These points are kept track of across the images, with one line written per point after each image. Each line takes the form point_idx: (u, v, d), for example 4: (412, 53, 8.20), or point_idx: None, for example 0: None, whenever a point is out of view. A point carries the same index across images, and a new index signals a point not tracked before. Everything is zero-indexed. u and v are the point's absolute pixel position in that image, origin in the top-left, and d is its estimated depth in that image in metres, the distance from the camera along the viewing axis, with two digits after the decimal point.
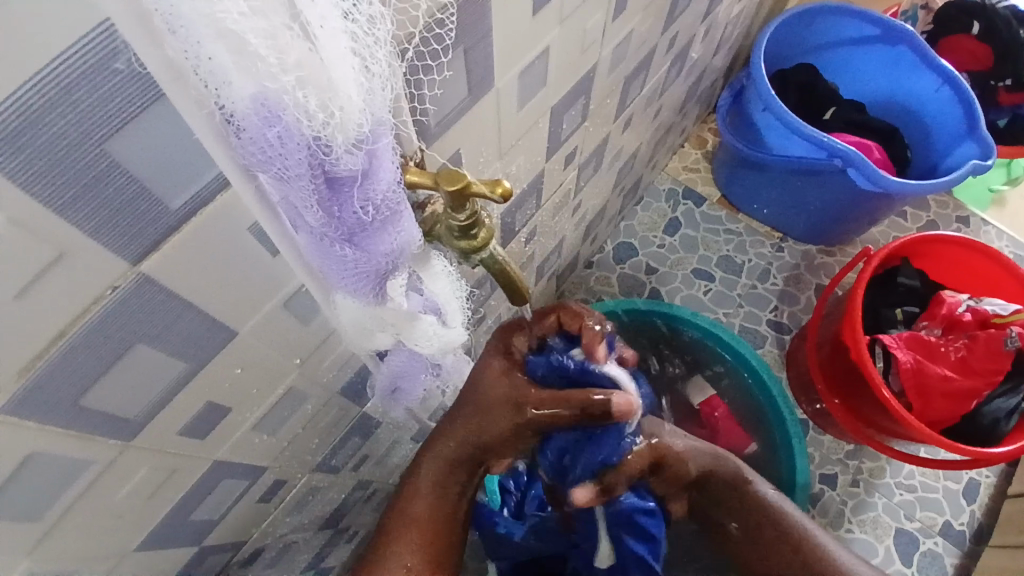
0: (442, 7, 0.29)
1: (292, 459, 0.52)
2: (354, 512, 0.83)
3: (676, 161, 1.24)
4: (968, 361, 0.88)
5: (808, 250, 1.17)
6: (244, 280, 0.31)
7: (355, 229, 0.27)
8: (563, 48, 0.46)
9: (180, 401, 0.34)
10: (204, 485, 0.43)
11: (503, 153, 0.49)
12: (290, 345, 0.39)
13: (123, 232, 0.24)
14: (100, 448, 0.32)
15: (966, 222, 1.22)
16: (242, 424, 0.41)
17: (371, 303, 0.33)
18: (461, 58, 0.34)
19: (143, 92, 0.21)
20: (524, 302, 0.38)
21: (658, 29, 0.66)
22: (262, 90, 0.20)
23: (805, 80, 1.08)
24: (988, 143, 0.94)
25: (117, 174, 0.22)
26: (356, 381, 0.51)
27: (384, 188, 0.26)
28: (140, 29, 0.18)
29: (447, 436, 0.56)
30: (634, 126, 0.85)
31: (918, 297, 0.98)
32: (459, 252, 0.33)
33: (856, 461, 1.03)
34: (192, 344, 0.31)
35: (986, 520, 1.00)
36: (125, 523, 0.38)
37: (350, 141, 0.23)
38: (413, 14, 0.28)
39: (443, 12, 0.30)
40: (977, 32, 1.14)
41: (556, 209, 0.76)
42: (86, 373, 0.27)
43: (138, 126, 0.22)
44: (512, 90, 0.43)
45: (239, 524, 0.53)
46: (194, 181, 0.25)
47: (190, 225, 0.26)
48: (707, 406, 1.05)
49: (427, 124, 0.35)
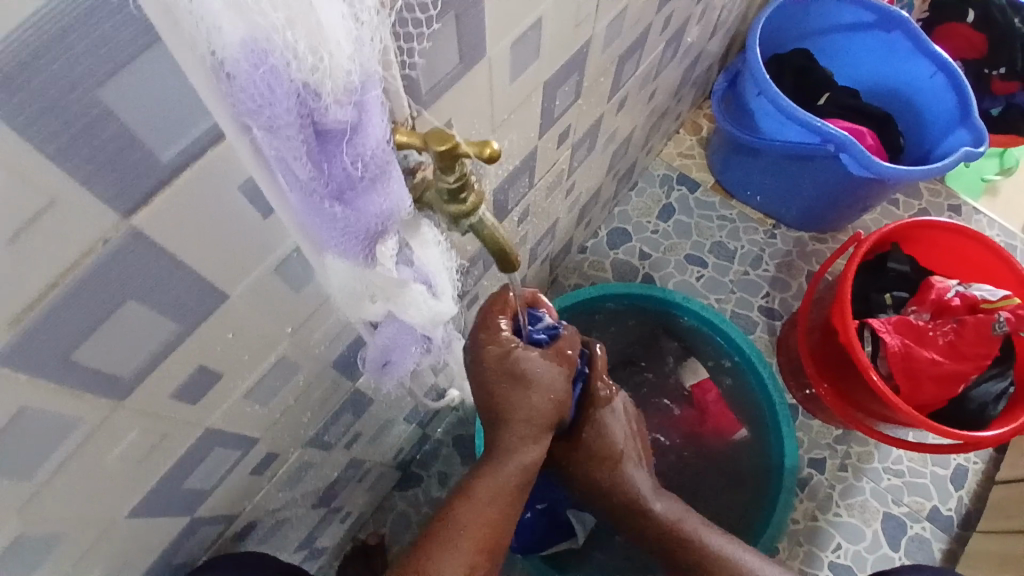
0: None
1: (284, 433, 0.53)
2: (346, 492, 0.83)
3: (671, 147, 1.24)
4: (957, 345, 0.89)
5: (800, 237, 1.17)
6: (235, 241, 0.31)
7: (346, 186, 0.27)
8: (556, 20, 0.46)
9: (170, 363, 0.34)
10: (195, 453, 0.43)
11: (495, 127, 0.49)
12: (282, 312, 0.39)
13: (116, 182, 0.24)
14: (90, 407, 0.32)
15: (958, 211, 1.23)
16: (233, 393, 0.42)
17: (361, 265, 0.33)
18: (452, 22, 0.34)
19: (138, 36, 0.21)
20: (514, 271, 0.38)
21: (653, 8, 0.66)
22: (252, 33, 0.20)
23: (800, 65, 1.08)
24: (981, 129, 0.94)
25: (109, 122, 0.22)
26: (347, 354, 0.51)
27: (373, 143, 0.26)
28: None
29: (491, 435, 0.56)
30: (628, 108, 0.85)
31: (908, 283, 0.98)
32: (450, 217, 0.33)
33: (845, 446, 1.04)
34: (182, 305, 0.32)
35: (973, 506, 1.02)
36: (117, 487, 0.39)
37: (339, 91, 0.23)
38: None
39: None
40: (973, 20, 1.15)
41: (549, 189, 0.76)
42: (76, 327, 0.27)
43: (132, 71, 0.22)
44: (504, 61, 0.43)
45: (230, 497, 0.53)
46: (186, 133, 0.25)
47: (180, 180, 0.26)
48: (698, 389, 1.06)
49: (418, 87, 0.35)
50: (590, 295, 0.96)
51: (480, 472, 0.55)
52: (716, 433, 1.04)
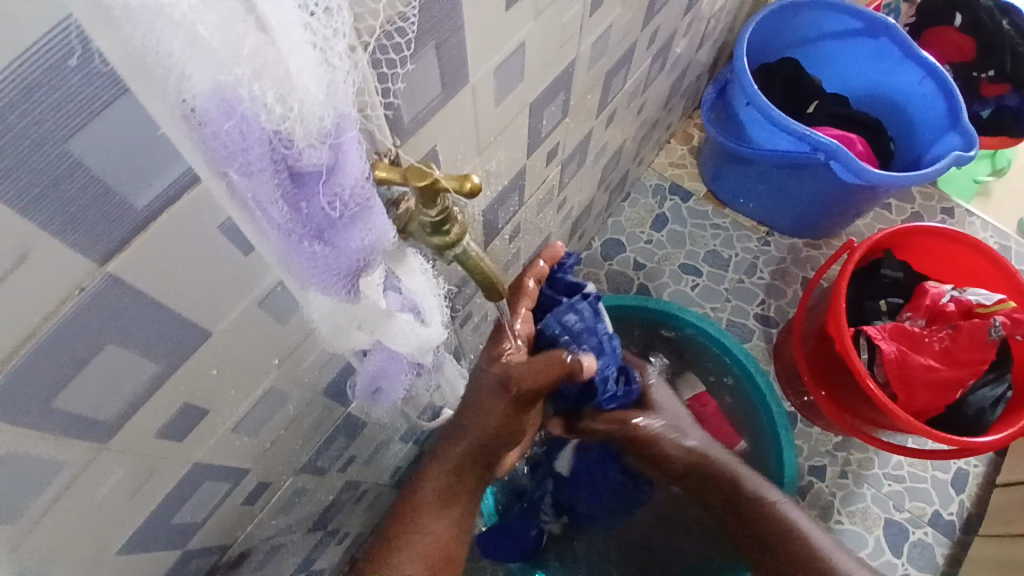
0: (403, 10, 0.29)
1: (275, 461, 0.52)
2: (343, 514, 0.82)
3: (662, 157, 1.24)
4: (952, 351, 0.89)
5: (794, 244, 1.17)
6: (216, 279, 0.31)
7: (324, 225, 0.26)
8: (540, 41, 0.46)
9: (155, 402, 0.34)
10: (185, 487, 0.42)
11: (482, 150, 0.49)
12: (267, 345, 0.39)
13: (91, 229, 0.24)
14: (74, 450, 0.31)
15: (950, 213, 1.23)
16: (222, 426, 0.41)
17: (345, 300, 0.32)
18: (432, 51, 0.34)
19: (105, 88, 0.21)
20: (500, 299, 0.38)
21: (639, 23, 0.66)
22: (219, 85, 0.20)
23: (789, 73, 1.08)
24: (970, 134, 0.94)
25: (80, 172, 0.22)
26: (339, 380, 0.51)
27: (351, 183, 0.25)
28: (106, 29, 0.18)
29: (445, 444, 0.58)
30: (618, 121, 0.84)
31: (901, 289, 0.99)
32: (433, 248, 0.32)
33: (845, 452, 1.04)
34: (164, 345, 0.31)
35: (975, 510, 1.01)
36: (105, 526, 0.38)
37: (312, 135, 0.23)
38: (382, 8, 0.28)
39: (405, 7, 0.29)
40: (961, 24, 1.15)
41: (540, 205, 0.76)
42: (58, 373, 0.27)
43: (101, 123, 0.21)
44: (488, 85, 0.43)
45: (224, 527, 0.52)
46: (158, 178, 0.25)
47: (156, 224, 0.26)
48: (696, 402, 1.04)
49: (400, 118, 0.35)
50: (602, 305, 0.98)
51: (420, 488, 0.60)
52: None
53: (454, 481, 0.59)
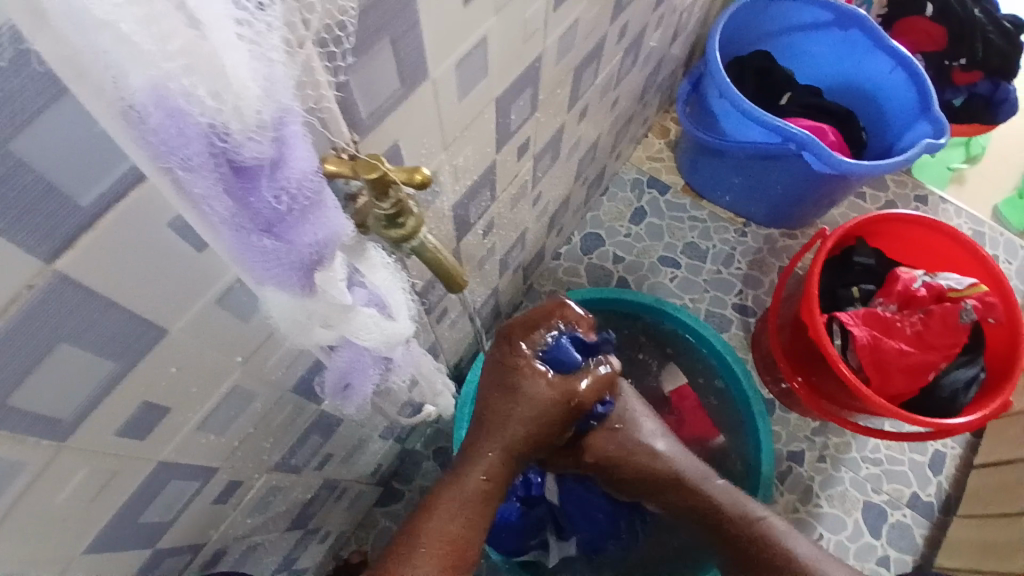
0: (340, 11, 0.28)
1: (245, 460, 0.52)
2: (324, 512, 0.82)
3: (640, 150, 1.25)
4: (924, 335, 0.91)
5: (770, 234, 1.18)
6: (171, 276, 0.31)
7: (274, 219, 0.26)
8: (502, 36, 0.46)
9: (113, 399, 0.34)
10: (151, 486, 0.42)
11: (448, 145, 0.49)
12: (228, 343, 0.39)
13: (34, 229, 0.24)
14: (33, 449, 0.31)
15: (924, 201, 1.24)
16: (186, 424, 0.41)
17: (299, 294, 0.32)
18: (387, 46, 0.34)
19: (45, 87, 0.21)
20: (460, 291, 0.38)
21: (607, 17, 0.66)
22: (151, 81, 0.20)
23: (761, 65, 1.09)
24: (941, 121, 0.96)
25: (24, 171, 0.22)
26: (308, 376, 0.51)
27: (297, 176, 0.25)
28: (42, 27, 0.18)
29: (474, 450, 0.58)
30: (591, 116, 0.85)
31: (873, 275, 1.00)
32: (391, 241, 0.32)
33: (822, 438, 1.05)
34: (119, 341, 0.31)
35: (952, 491, 1.03)
36: (70, 526, 0.38)
37: (249, 127, 0.23)
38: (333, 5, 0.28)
39: (343, 15, 0.29)
40: (932, 14, 1.16)
41: (513, 200, 0.76)
42: (12, 371, 0.27)
43: (41, 122, 0.21)
44: (450, 79, 0.43)
45: (195, 526, 0.52)
46: (104, 175, 0.25)
47: (103, 221, 0.26)
48: (677, 395, 1.05)
49: (357, 112, 0.35)
50: (592, 295, 0.99)
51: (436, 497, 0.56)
52: (695, 440, 1.02)
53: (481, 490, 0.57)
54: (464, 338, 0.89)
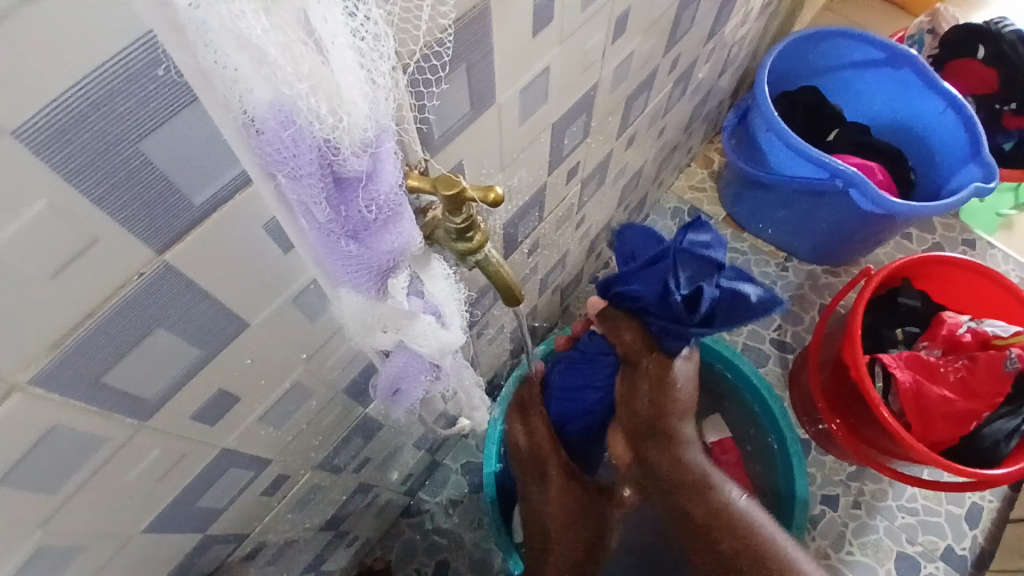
0: (441, 27, 0.31)
1: (295, 456, 0.55)
2: (355, 516, 0.84)
3: (683, 179, 1.26)
4: (968, 382, 0.90)
5: (812, 270, 1.17)
6: (257, 275, 0.34)
7: (360, 226, 0.29)
8: (564, 65, 0.49)
9: (193, 385, 0.36)
10: (210, 473, 0.45)
11: (505, 166, 0.51)
12: (296, 340, 0.41)
13: (150, 222, 0.27)
14: (116, 426, 0.34)
15: (971, 246, 1.22)
16: (249, 415, 0.44)
17: (372, 298, 0.34)
18: (462, 74, 0.37)
19: (176, 97, 0.24)
20: (516, 305, 0.40)
21: (660, 50, 0.68)
22: (278, 98, 0.23)
23: (810, 101, 1.10)
24: (991, 165, 0.95)
25: (148, 169, 0.25)
26: (359, 381, 0.53)
27: (387, 189, 0.28)
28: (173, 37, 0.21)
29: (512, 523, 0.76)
30: (638, 143, 0.87)
31: (918, 317, 0.99)
32: (457, 253, 0.35)
33: (858, 483, 1.03)
34: (205, 333, 0.34)
35: (987, 545, 0.99)
36: (134, 504, 0.40)
37: (356, 144, 0.25)
38: (441, 23, 0.31)
39: (442, 34, 0.31)
40: (984, 57, 1.16)
41: (559, 222, 0.78)
42: (110, 352, 0.30)
43: (167, 126, 0.24)
44: (514, 105, 0.45)
45: (242, 517, 0.55)
46: (215, 178, 0.28)
47: (207, 222, 0.29)
48: (718, 447, 1.01)
49: (431, 134, 0.38)
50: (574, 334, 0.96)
51: None
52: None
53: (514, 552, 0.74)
54: (501, 354, 0.91)
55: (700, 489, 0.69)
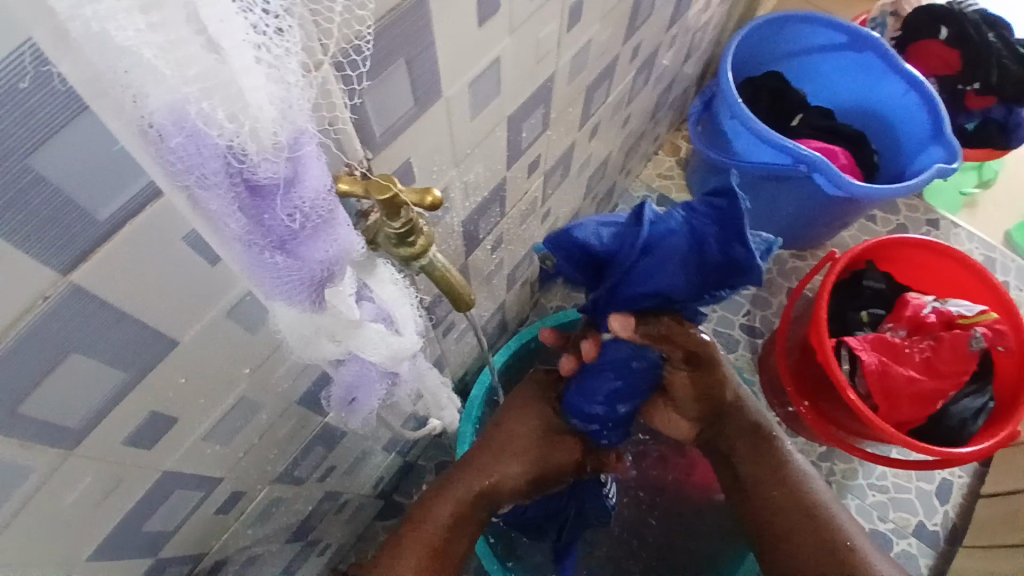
0: (360, 19, 0.28)
1: (249, 470, 0.53)
2: (324, 524, 0.82)
3: (650, 168, 1.25)
4: (933, 362, 0.90)
5: (780, 255, 1.18)
6: (183, 290, 0.32)
7: (286, 236, 0.27)
8: (516, 56, 0.47)
9: (124, 408, 0.34)
10: (155, 495, 0.43)
11: (459, 161, 0.49)
12: (237, 354, 0.39)
13: (51, 241, 0.24)
14: (40, 456, 0.31)
15: (935, 225, 1.24)
16: (193, 434, 0.41)
17: (311, 309, 0.32)
18: (400, 68, 0.34)
19: (64, 106, 0.21)
20: (467, 310, 0.38)
21: (620, 38, 0.67)
22: (169, 103, 0.20)
23: (773, 86, 1.09)
24: (953, 146, 0.95)
25: (42, 186, 0.23)
26: (313, 389, 0.51)
27: (312, 196, 0.26)
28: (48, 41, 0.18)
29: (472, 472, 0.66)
30: (602, 133, 0.85)
31: (883, 299, 1.00)
32: (400, 259, 0.33)
33: (829, 464, 1.04)
34: (130, 353, 0.32)
35: (959, 520, 1.01)
36: (72, 535, 0.38)
37: (267, 149, 0.23)
38: (361, 14, 0.28)
39: (362, 29, 0.29)
40: (945, 37, 1.16)
41: (523, 216, 0.76)
42: (22, 380, 0.27)
43: (57, 138, 0.22)
44: (463, 98, 0.43)
45: (196, 536, 0.52)
46: (121, 191, 0.25)
47: (118, 237, 0.26)
48: None
49: (371, 133, 0.36)
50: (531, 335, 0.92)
51: (424, 513, 0.62)
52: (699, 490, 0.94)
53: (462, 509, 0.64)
54: (469, 351, 0.89)
55: (759, 441, 0.71)
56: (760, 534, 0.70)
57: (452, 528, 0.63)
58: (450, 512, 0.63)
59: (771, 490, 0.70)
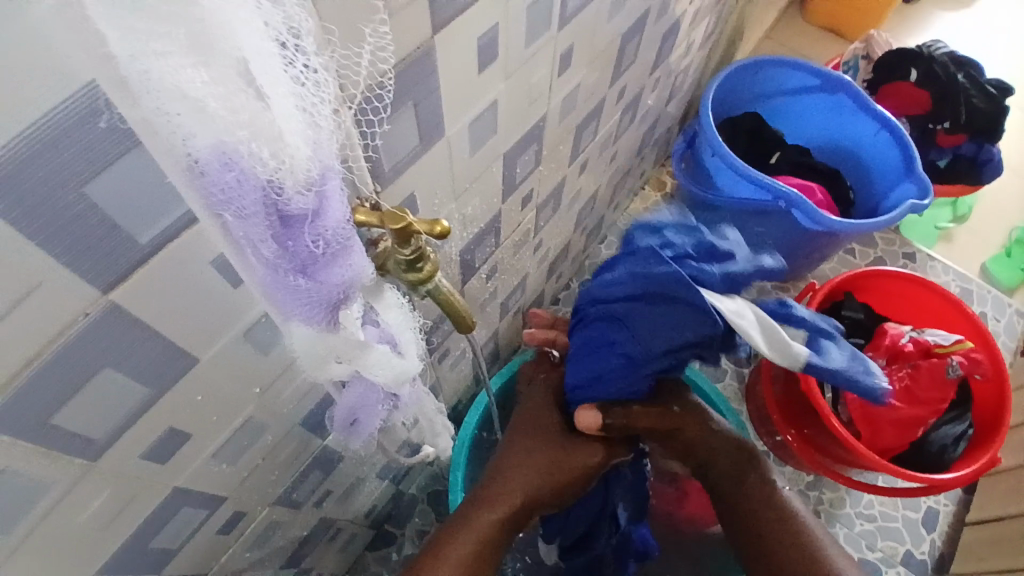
0: (381, 71, 0.32)
1: (251, 492, 0.54)
2: (317, 552, 0.82)
3: (637, 203, 1.29)
4: (913, 390, 0.93)
5: (763, 286, 1.22)
6: (206, 310, 0.34)
7: (308, 261, 0.30)
8: (511, 98, 0.51)
9: (143, 424, 0.36)
10: (165, 512, 0.44)
11: (458, 195, 0.53)
12: (249, 375, 0.41)
13: (95, 264, 0.27)
14: (64, 468, 0.33)
15: (912, 258, 1.29)
16: (202, 452, 0.43)
17: (325, 330, 0.35)
18: (410, 109, 0.38)
19: (121, 143, 0.24)
20: (469, 332, 0.41)
21: (606, 81, 0.71)
22: (219, 144, 0.23)
23: (752, 125, 1.15)
24: (925, 182, 1.00)
25: (94, 213, 0.25)
26: (316, 412, 0.53)
27: (334, 225, 0.29)
28: (120, 91, 0.21)
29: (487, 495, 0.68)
30: (590, 169, 0.90)
31: (862, 329, 1.04)
32: (408, 284, 0.36)
33: (817, 492, 1.06)
34: (155, 371, 0.34)
35: (945, 548, 1.03)
36: (85, 550, 0.39)
37: (299, 184, 0.26)
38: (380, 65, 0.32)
39: (382, 77, 0.33)
40: (915, 78, 1.23)
41: (516, 246, 0.79)
42: (57, 395, 0.30)
43: (112, 171, 0.25)
44: (463, 137, 0.47)
45: (198, 557, 0.53)
46: (162, 218, 0.28)
47: (154, 260, 0.29)
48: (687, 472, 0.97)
49: (381, 168, 0.39)
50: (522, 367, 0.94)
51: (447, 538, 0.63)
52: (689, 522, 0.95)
53: (485, 533, 0.65)
54: (463, 379, 0.91)
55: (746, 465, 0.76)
56: (753, 554, 0.74)
57: (479, 550, 0.63)
58: (475, 536, 0.64)
59: (760, 507, 0.74)
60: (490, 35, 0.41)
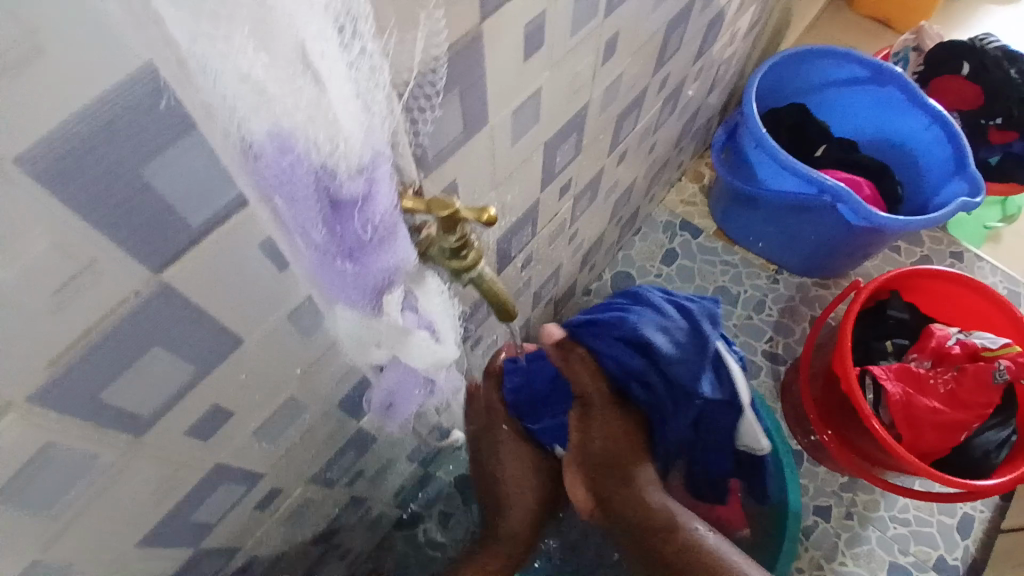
0: (433, 58, 0.32)
1: (287, 470, 0.55)
2: (347, 531, 0.84)
3: (674, 194, 1.27)
4: (957, 394, 0.90)
5: (803, 282, 1.18)
6: (252, 292, 0.34)
7: (357, 247, 0.30)
8: (554, 88, 0.50)
9: (188, 401, 0.37)
10: (206, 486, 0.45)
11: (498, 184, 0.52)
12: (291, 356, 0.42)
13: (147, 244, 0.27)
14: (111, 441, 0.34)
15: (960, 258, 1.24)
16: (243, 429, 0.44)
17: (368, 315, 0.35)
18: (456, 96, 0.37)
19: (178, 124, 0.25)
20: (510, 322, 0.41)
21: (649, 71, 0.70)
22: (276, 126, 0.23)
23: (796, 119, 1.12)
24: (977, 179, 0.96)
25: (149, 193, 0.26)
26: (352, 395, 0.54)
27: (382, 211, 0.29)
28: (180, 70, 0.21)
29: None
30: (629, 160, 0.88)
31: (908, 330, 1.01)
32: (450, 271, 0.36)
33: (851, 494, 1.03)
34: (201, 349, 0.34)
35: (979, 554, 1.00)
36: (130, 519, 0.41)
37: (352, 169, 0.26)
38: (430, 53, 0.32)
39: (434, 63, 0.33)
40: (967, 73, 1.18)
41: (551, 236, 0.79)
42: (108, 370, 0.30)
43: (168, 151, 0.25)
44: (506, 126, 0.46)
45: (235, 530, 0.55)
46: (216, 198, 0.28)
47: (205, 241, 0.29)
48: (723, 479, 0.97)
49: (425, 154, 0.39)
50: None
51: None
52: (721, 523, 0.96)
53: None
54: None
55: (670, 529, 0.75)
56: None
57: None
58: None
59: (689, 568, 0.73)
60: (536, 22, 0.41)
